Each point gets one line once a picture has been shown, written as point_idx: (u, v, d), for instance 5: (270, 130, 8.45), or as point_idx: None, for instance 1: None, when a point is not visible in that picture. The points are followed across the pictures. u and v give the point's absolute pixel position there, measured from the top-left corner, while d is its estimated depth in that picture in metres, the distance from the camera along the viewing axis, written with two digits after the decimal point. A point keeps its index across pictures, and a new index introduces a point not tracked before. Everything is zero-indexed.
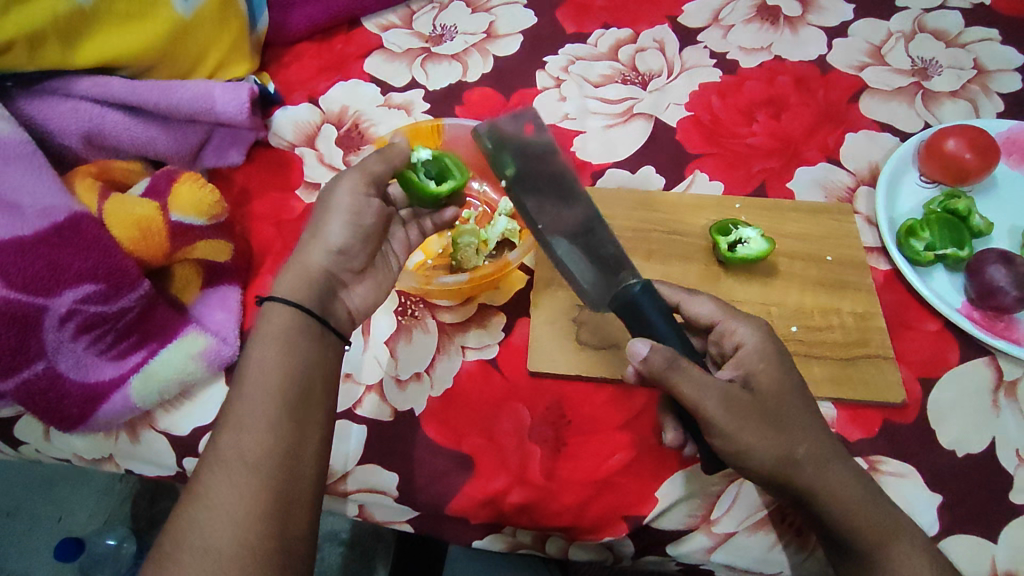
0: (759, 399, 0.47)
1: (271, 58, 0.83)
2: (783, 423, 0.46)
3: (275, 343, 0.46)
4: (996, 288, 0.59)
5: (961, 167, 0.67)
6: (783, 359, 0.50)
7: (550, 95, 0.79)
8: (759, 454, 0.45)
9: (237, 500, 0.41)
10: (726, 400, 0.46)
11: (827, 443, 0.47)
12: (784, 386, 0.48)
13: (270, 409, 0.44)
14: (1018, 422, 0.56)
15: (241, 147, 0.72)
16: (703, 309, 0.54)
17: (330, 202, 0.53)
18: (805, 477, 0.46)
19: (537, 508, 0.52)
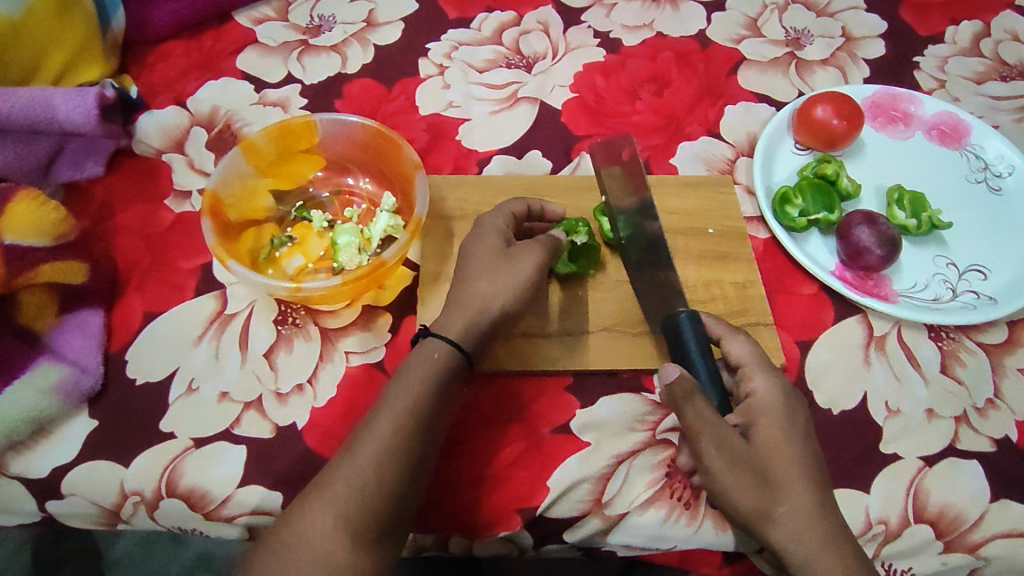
0: (754, 456, 0.47)
1: (132, 59, 0.77)
2: (775, 482, 0.46)
3: (422, 381, 0.50)
4: (863, 248, 0.62)
5: (830, 133, 0.69)
6: (795, 422, 0.49)
7: (434, 83, 0.77)
8: (738, 499, 0.47)
9: (317, 536, 0.45)
10: (724, 447, 0.47)
11: (818, 509, 0.46)
12: (790, 445, 0.48)
13: (386, 450, 0.47)
14: (887, 375, 0.59)
15: (99, 157, 0.67)
16: (738, 350, 0.53)
17: (509, 258, 0.55)
18: (778, 534, 0.46)
19: (433, 509, 0.52)
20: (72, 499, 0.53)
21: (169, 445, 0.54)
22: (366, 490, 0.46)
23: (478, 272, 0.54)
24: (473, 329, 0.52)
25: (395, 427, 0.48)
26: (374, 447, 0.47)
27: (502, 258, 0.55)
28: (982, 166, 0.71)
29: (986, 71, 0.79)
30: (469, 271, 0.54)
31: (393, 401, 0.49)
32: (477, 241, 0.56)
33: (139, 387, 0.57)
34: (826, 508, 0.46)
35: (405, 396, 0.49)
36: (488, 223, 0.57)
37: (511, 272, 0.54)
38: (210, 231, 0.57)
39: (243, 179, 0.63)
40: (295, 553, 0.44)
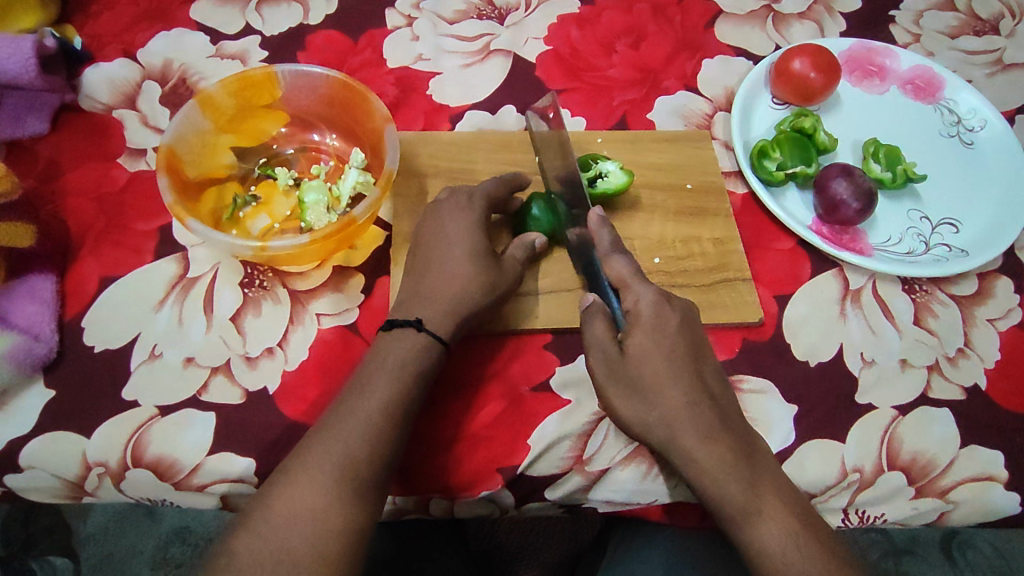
0: (627, 367, 0.51)
1: (75, 8, 0.71)
2: (646, 392, 0.49)
3: (395, 356, 0.49)
4: (840, 202, 0.62)
5: (807, 86, 0.68)
6: (666, 332, 0.51)
7: (401, 35, 0.73)
8: (620, 408, 0.50)
9: (304, 504, 0.43)
10: (603, 361, 0.51)
11: (688, 408, 0.49)
12: (660, 352, 0.50)
13: (372, 418, 0.46)
14: (863, 328, 0.59)
15: (42, 113, 0.63)
16: (616, 267, 0.54)
17: (459, 233, 0.54)
18: (658, 437, 0.49)
19: (414, 471, 0.51)
20: (33, 472, 0.50)
21: (134, 414, 0.52)
22: (354, 456, 0.45)
23: (466, 268, 0.53)
24: (456, 326, 0.52)
25: (381, 396, 0.47)
26: (359, 415, 0.46)
27: (490, 261, 0.54)
28: (955, 120, 0.71)
29: (960, 25, 0.79)
30: (453, 268, 0.53)
31: (375, 374, 0.48)
32: (463, 232, 0.55)
33: (98, 354, 0.54)
34: (697, 404, 0.49)
35: (387, 367, 0.48)
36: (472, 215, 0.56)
37: (499, 277, 0.54)
38: (166, 188, 0.54)
39: (201, 135, 0.60)
40: (279, 524, 0.42)
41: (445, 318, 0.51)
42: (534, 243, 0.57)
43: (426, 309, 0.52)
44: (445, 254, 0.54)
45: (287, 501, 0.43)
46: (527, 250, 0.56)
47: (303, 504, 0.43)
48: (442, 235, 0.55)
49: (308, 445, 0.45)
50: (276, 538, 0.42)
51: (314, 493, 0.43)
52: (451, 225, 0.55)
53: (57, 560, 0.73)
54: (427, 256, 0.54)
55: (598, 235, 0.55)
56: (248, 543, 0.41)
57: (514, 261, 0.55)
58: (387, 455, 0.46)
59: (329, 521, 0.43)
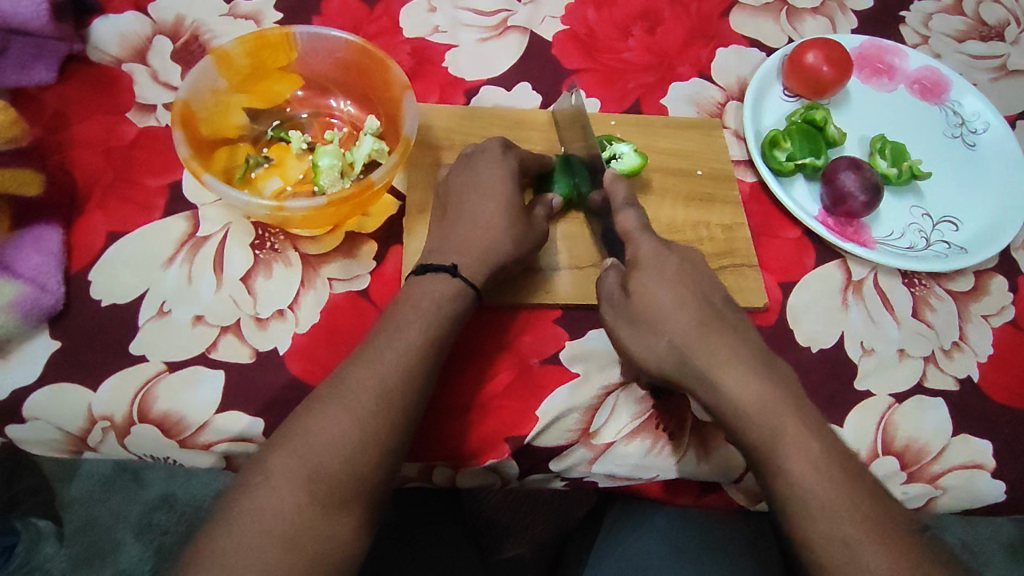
0: (625, 345, 0.52)
1: None
2: (641, 368, 0.51)
3: (431, 300, 0.50)
4: (847, 193, 0.63)
5: (819, 79, 0.69)
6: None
7: (418, 5, 0.73)
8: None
9: (337, 432, 0.43)
10: (605, 345, 0.53)
11: (682, 384, 0.49)
12: (655, 331, 0.51)
13: (407, 356, 0.47)
14: (864, 318, 0.61)
15: (50, 61, 0.62)
16: (627, 253, 0.53)
17: (487, 193, 0.55)
18: None
19: (429, 425, 0.52)
20: (36, 423, 0.50)
21: (140, 369, 0.51)
22: (388, 390, 0.45)
23: (498, 222, 0.54)
24: (487, 274, 0.53)
25: (415, 335, 0.48)
26: (393, 351, 0.47)
27: (521, 216, 0.56)
28: (959, 122, 0.72)
29: (967, 29, 0.80)
30: (484, 219, 0.54)
31: (412, 313, 0.49)
32: (495, 185, 0.56)
33: (105, 309, 0.53)
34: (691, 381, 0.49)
35: (419, 309, 0.49)
36: (503, 167, 0.57)
37: (525, 241, 0.55)
38: (181, 143, 0.53)
39: (216, 94, 0.59)
40: (312, 448, 0.42)
41: (480, 268, 0.52)
42: (550, 202, 0.58)
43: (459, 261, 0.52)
44: (478, 207, 0.55)
45: (323, 428, 0.43)
46: (547, 208, 0.58)
47: (337, 432, 0.43)
48: (476, 186, 0.56)
49: (343, 376, 0.46)
50: (311, 462, 0.42)
51: (349, 422, 0.43)
52: (485, 179, 0.56)
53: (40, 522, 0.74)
54: (460, 208, 0.55)
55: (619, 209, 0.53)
56: (284, 462, 0.42)
57: (540, 217, 0.57)
58: (419, 392, 0.46)
59: (361, 450, 0.43)
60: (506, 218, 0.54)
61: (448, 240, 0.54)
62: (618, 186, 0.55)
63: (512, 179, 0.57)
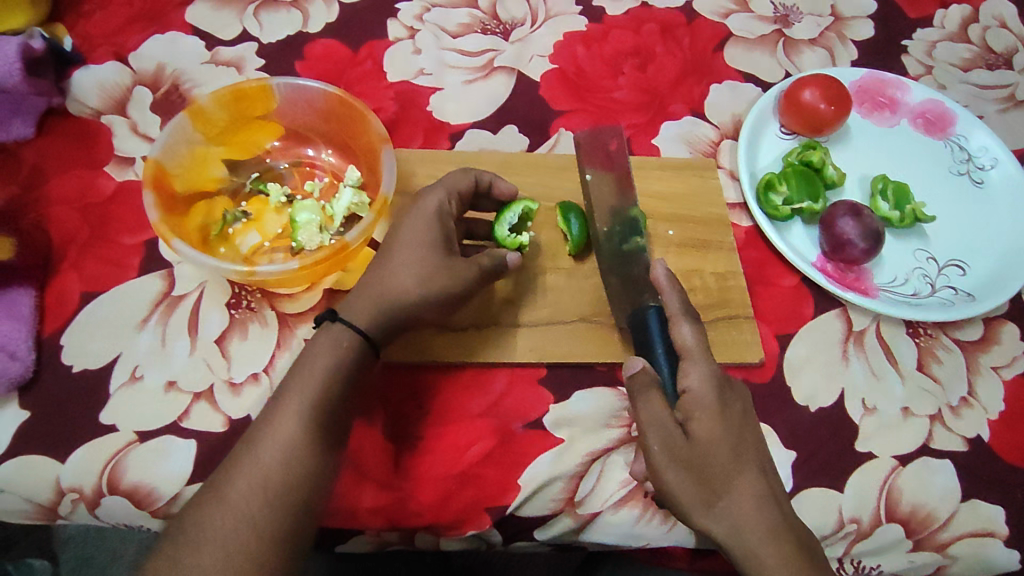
0: (689, 449, 0.46)
1: (65, 5, 0.68)
2: (711, 478, 0.45)
3: (322, 360, 0.47)
4: (846, 241, 0.60)
5: (816, 117, 0.67)
6: (731, 418, 0.47)
7: (403, 48, 0.71)
8: (677, 498, 0.45)
9: (220, 524, 0.42)
10: (665, 445, 0.46)
11: (756, 505, 0.44)
12: (724, 439, 0.46)
13: (291, 426, 0.45)
14: (865, 372, 0.58)
15: (28, 117, 0.61)
16: (683, 334, 0.50)
17: (404, 239, 0.51)
18: (721, 530, 0.44)
19: (394, 483, 0.51)
20: (4, 495, 0.48)
21: (110, 439, 0.50)
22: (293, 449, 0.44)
23: (416, 263, 0.49)
24: (385, 321, 0.49)
25: (321, 385, 0.46)
26: (297, 407, 0.45)
27: (450, 262, 0.50)
28: (965, 158, 0.69)
29: (973, 58, 0.77)
30: (402, 265, 0.50)
31: (297, 378, 0.47)
32: (416, 228, 0.51)
33: (76, 375, 0.52)
34: (765, 502, 0.45)
35: (332, 353, 0.47)
36: (431, 207, 0.52)
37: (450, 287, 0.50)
38: (152, 205, 0.52)
39: (192, 148, 0.58)
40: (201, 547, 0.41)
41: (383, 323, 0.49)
42: (506, 257, 0.53)
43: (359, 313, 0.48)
44: (399, 251, 0.50)
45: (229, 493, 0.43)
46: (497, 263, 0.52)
47: (242, 497, 0.43)
48: (406, 231, 0.51)
49: (251, 435, 0.45)
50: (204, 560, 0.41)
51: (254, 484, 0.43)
52: (414, 219, 0.51)
53: (35, 562, 0.74)
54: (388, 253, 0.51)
55: (671, 295, 0.51)
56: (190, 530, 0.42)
57: (478, 263, 0.52)
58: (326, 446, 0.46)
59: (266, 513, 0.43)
60: (421, 261, 0.50)
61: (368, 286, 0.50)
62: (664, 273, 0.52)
63: (442, 222, 0.52)
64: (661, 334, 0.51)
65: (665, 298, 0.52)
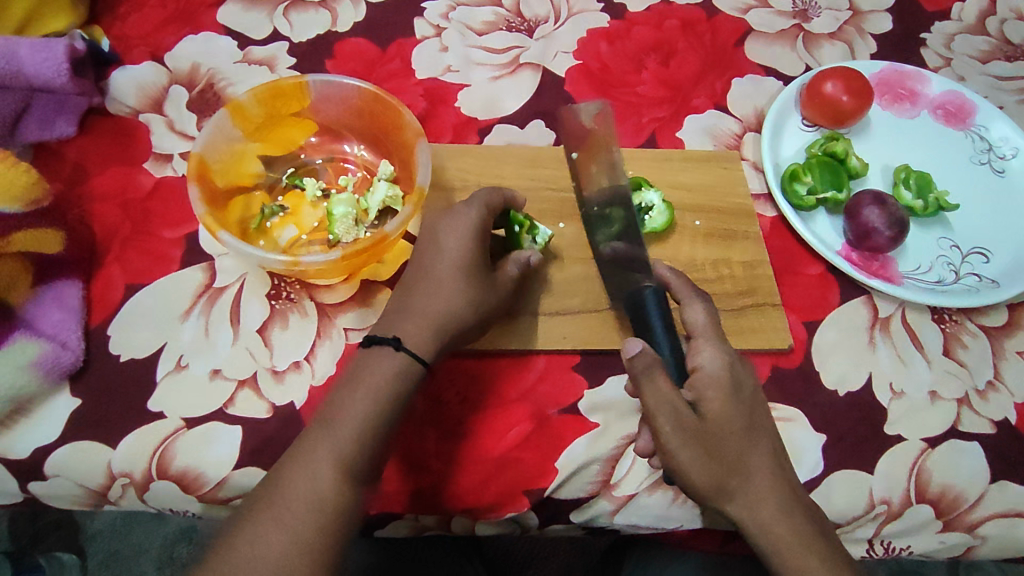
0: (706, 429, 0.47)
1: (102, 7, 0.70)
2: (728, 459, 0.47)
3: (373, 375, 0.48)
4: (871, 229, 0.61)
5: (839, 109, 0.68)
6: (740, 394, 0.49)
7: (430, 46, 0.73)
8: (692, 476, 0.46)
9: (277, 534, 0.42)
10: (677, 423, 0.46)
11: (774, 483, 0.47)
12: (738, 421, 0.48)
13: (347, 433, 0.46)
14: (892, 358, 0.59)
15: (70, 116, 0.63)
16: (695, 316, 0.52)
17: (437, 253, 0.53)
18: (735, 506, 0.47)
19: (434, 468, 0.52)
20: (58, 480, 0.50)
21: (158, 425, 0.51)
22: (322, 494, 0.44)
23: (456, 286, 0.52)
24: (434, 342, 0.51)
25: (352, 430, 0.46)
26: (345, 420, 0.46)
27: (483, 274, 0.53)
28: (986, 148, 0.70)
29: (991, 50, 0.78)
30: (441, 282, 0.52)
31: (349, 391, 0.48)
32: (456, 243, 0.53)
33: (123, 364, 0.53)
34: (779, 476, 0.48)
35: (363, 395, 0.47)
36: (466, 220, 0.53)
37: (485, 294, 0.53)
38: (197, 199, 0.54)
39: (231, 145, 0.60)
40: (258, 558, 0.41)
41: (425, 336, 0.50)
42: (527, 260, 0.55)
43: (407, 329, 0.50)
44: (433, 266, 0.52)
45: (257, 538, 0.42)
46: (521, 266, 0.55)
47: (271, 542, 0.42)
48: (438, 246, 0.53)
49: (275, 479, 0.45)
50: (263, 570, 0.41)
51: (285, 531, 0.43)
52: (445, 233, 0.53)
53: (64, 557, 0.71)
54: (419, 271, 0.53)
55: (680, 287, 0.53)
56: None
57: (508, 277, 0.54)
58: (354, 490, 0.45)
59: (299, 559, 0.42)
60: (459, 280, 0.52)
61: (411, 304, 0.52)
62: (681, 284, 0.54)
63: (480, 232, 0.54)
64: (654, 317, 0.51)
65: (669, 284, 0.54)
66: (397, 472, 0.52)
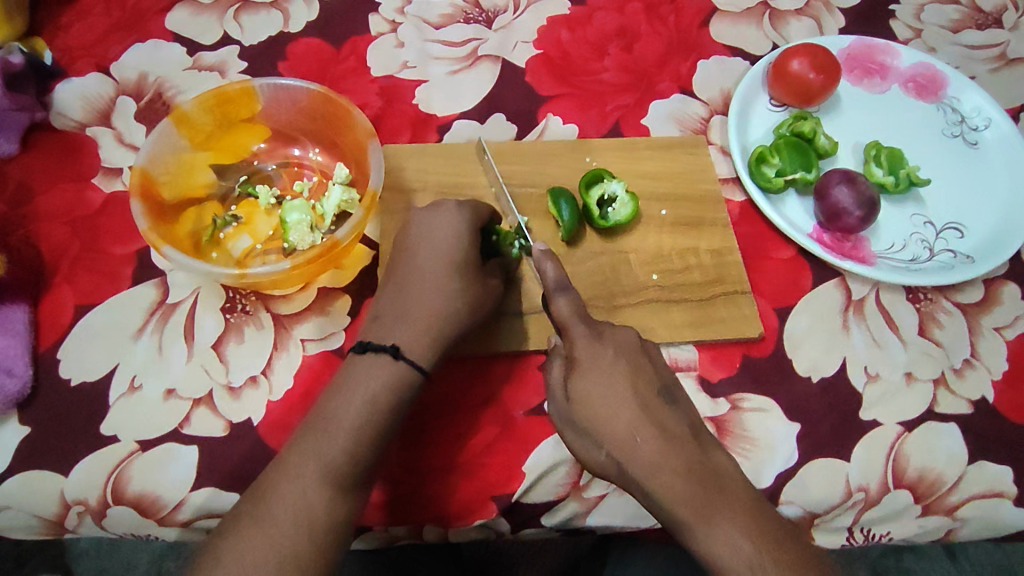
0: (573, 412, 0.47)
1: (44, 20, 0.68)
2: (593, 432, 0.45)
3: (370, 385, 0.47)
4: (841, 209, 0.60)
5: (806, 87, 0.66)
6: (602, 369, 0.46)
7: (385, 42, 0.71)
8: (583, 457, 0.48)
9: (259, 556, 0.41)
10: (562, 416, 0.49)
11: (658, 462, 0.43)
12: (598, 387, 0.46)
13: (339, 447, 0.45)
14: (866, 341, 0.58)
15: (12, 133, 0.61)
16: (560, 308, 0.49)
17: (427, 249, 0.52)
18: (617, 477, 0.45)
19: (403, 478, 0.51)
20: (11, 511, 0.49)
21: (112, 449, 0.50)
22: (316, 498, 0.43)
23: (451, 287, 0.51)
24: (435, 350, 0.49)
25: (343, 440, 0.45)
26: (342, 432, 0.45)
27: (477, 277, 0.53)
28: (958, 119, 0.69)
29: (962, 18, 0.76)
30: (437, 284, 0.51)
31: (342, 402, 0.46)
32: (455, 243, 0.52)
33: (75, 387, 0.52)
34: (661, 438, 0.44)
35: (351, 408, 0.46)
36: (457, 223, 0.53)
37: (481, 297, 0.52)
38: (140, 213, 0.52)
39: (178, 155, 0.58)
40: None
41: (422, 344, 0.49)
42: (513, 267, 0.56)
43: (402, 331, 0.49)
44: (427, 266, 0.52)
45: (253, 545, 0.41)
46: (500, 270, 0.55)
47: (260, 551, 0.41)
48: (430, 244, 0.52)
49: (266, 493, 0.43)
50: None
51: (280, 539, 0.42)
52: (440, 231, 0.53)
53: None
54: (408, 271, 0.52)
55: (543, 268, 0.50)
56: None
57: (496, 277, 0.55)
58: (349, 495, 0.44)
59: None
60: (459, 284, 0.51)
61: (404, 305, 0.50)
62: (549, 264, 0.50)
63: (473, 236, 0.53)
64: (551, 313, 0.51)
65: (543, 269, 0.50)
66: (377, 474, 0.50)
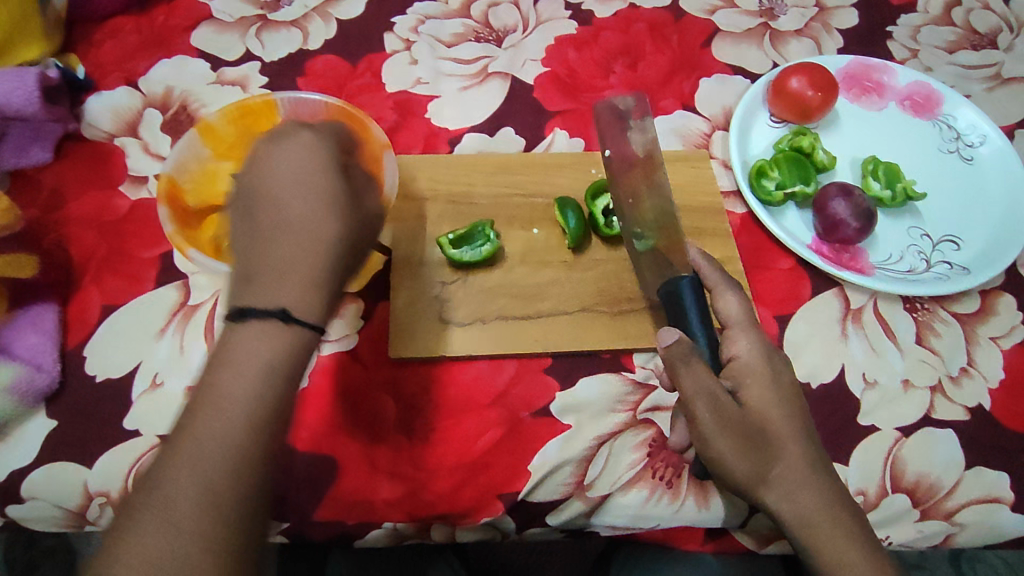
0: (743, 416, 0.46)
1: (78, 37, 0.72)
2: (767, 447, 0.46)
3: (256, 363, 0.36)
4: (839, 220, 0.62)
5: (805, 104, 0.68)
6: (778, 382, 0.48)
7: (400, 60, 0.74)
8: (731, 464, 0.45)
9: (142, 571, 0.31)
10: (716, 410, 0.45)
11: (821, 492, 0.46)
12: (777, 405, 0.47)
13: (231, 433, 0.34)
14: (865, 348, 0.59)
15: (45, 142, 0.64)
16: (727, 304, 0.52)
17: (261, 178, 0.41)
18: (770, 494, 0.46)
19: (410, 476, 0.52)
20: (36, 502, 0.50)
21: (135, 444, 0.52)
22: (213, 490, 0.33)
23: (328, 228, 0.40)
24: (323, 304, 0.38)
25: (238, 429, 0.34)
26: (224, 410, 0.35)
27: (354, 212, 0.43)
28: (955, 136, 0.71)
29: (958, 40, 0.79)
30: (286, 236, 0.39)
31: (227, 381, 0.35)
32: (293, 188, 0.40)
33: (101, 383, 0.54)
34: (814, 464, 0.47)
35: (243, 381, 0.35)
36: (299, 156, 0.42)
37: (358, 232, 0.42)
38: (166, 217, 0.55)
39: (201, 163, 0.61)
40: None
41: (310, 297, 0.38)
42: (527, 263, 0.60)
43: (288, 287, 0.38)
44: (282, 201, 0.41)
45: (136, 550, 0.31)
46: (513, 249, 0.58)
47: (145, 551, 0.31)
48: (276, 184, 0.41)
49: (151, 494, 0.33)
50: None
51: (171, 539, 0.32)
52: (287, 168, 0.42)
53: None
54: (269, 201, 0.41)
55: (710, 272, 0.53)
56: None
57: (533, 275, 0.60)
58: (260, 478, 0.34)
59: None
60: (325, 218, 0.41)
61: (253, 261, 0.38)
62: (712, 268, 0.54)
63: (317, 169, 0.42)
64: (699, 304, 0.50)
65: (701, 270, 0.54)
66: (384, 471, 0.52)
